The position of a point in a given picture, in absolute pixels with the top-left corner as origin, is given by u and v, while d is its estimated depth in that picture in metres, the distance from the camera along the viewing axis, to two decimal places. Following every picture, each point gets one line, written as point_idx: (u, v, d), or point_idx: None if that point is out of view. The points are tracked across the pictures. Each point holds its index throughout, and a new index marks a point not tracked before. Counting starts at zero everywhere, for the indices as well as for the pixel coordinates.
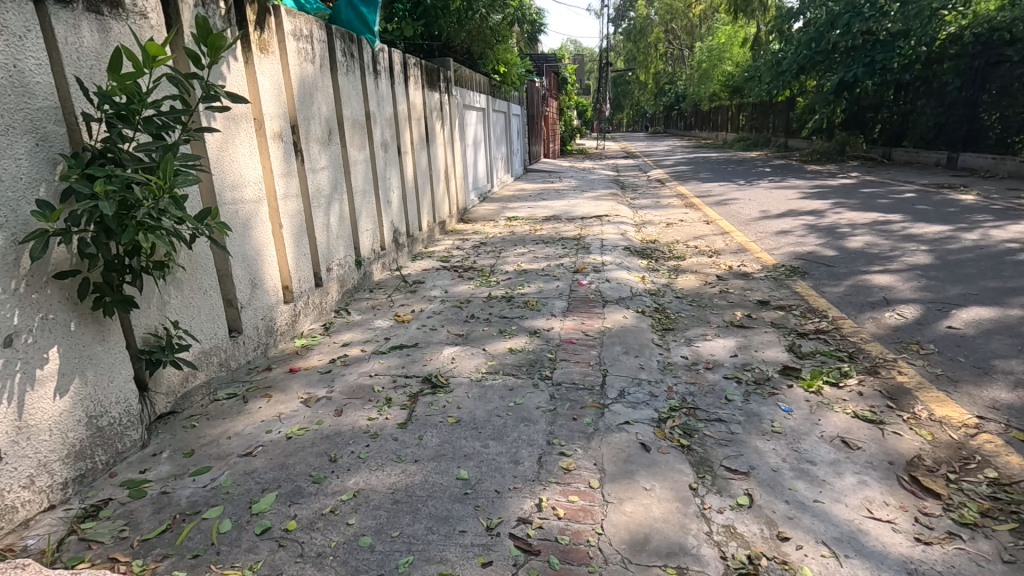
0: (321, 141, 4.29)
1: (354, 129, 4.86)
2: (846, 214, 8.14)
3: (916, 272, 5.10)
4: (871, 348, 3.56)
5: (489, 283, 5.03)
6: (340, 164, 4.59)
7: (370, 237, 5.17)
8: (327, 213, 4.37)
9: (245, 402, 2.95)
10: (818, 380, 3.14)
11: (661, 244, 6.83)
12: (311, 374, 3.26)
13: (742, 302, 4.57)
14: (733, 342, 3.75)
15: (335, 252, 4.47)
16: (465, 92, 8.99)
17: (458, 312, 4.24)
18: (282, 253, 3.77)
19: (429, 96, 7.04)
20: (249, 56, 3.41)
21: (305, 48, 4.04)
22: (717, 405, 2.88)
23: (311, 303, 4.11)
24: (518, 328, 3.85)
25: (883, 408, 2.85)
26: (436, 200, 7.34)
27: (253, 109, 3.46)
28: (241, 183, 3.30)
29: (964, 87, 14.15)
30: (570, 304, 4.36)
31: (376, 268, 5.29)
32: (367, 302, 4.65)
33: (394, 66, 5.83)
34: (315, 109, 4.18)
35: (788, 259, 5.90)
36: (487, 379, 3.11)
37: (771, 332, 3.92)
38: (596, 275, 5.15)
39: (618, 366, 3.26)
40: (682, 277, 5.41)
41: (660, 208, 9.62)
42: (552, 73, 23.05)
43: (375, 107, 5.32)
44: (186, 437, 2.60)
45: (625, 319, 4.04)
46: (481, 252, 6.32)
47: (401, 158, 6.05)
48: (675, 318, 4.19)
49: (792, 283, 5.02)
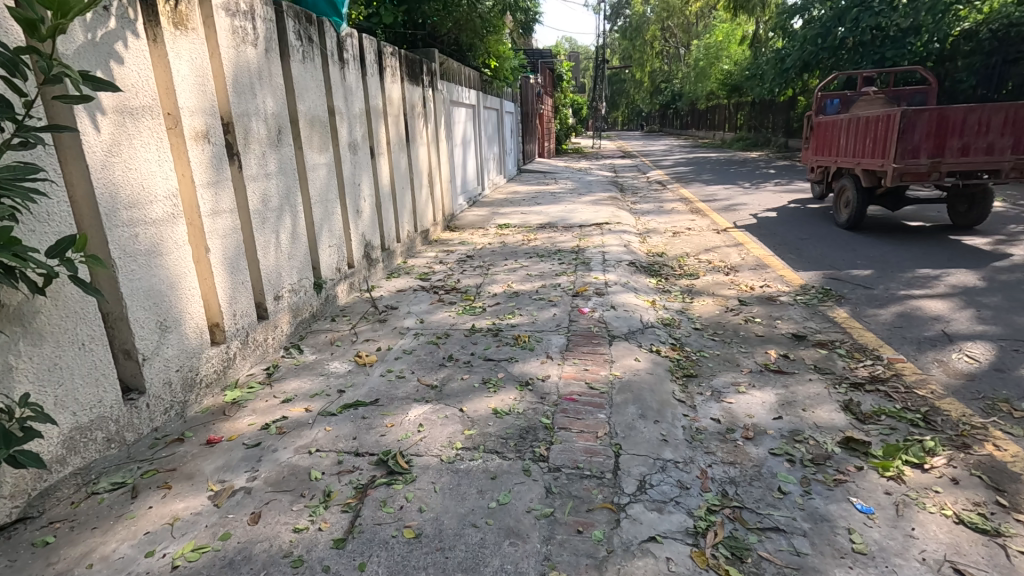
0: (267, 141, 3.51)
1: (314, 127, 4.09)
2: (870, 223, 7.44)
3: (971, 298, 4.40)
4: (948, 407, 2.83)
5: (474, 309, 4.27)
6: (294, 169, 3.83)
7: (333, 254, 4.42)
8: (275, 229, 3.60)
9: (134, 495, 2.19)
10: (895, 460, 2.41)
11: (669, 258, 6.10)
12: (232, 448, 2.50)
13: (774, 337, 3.84)
14: (773, 396, 3.02)
15: (285, 276, 3.71)
16: (452, 87, 8.21)
17: (433, 352, 3.48)
18: (209, 284, 2.99)
19: (410, 91, 6.28)
20: (157, 33, 2.64)
21: (243, 27, 3.26)
22: (770, 503, 2.15)
23: (252, 342, 3.34)
24: (505, 377, 3.10)
25: (993, 508, 2.12)
26: (418, 207, 6.57)
27: (163, 102, 2.69)
28: (143, 197, 2.53)
29: (980, 85, 13.48)
30: (570, 341, 3.62)
31: (342, 290, 4.54)
32: (326, 335, 3.88)
33: (366, 55, 5.06)
34: (257, 102, 3.40)
35: (816, 278, 5.19)
36: (462, 459, 2.36)
37: (817, 381, 3.18)
38: (599, 300, 4.40)
39: (634, 438, 2.52)
40: (698, 302, 4.67)
41: (665, 215, 8.88)
42: (547, 69, 22.24)
43: (341, 101, 4.55)
44: (29, 564, 1.85)
45: (636, 363, 3.30)
46: (467, 268, 5.56)
47: (375, 161, 5.28)
48: (697, 361, 3.45)
49: (827, 311, 4.30)
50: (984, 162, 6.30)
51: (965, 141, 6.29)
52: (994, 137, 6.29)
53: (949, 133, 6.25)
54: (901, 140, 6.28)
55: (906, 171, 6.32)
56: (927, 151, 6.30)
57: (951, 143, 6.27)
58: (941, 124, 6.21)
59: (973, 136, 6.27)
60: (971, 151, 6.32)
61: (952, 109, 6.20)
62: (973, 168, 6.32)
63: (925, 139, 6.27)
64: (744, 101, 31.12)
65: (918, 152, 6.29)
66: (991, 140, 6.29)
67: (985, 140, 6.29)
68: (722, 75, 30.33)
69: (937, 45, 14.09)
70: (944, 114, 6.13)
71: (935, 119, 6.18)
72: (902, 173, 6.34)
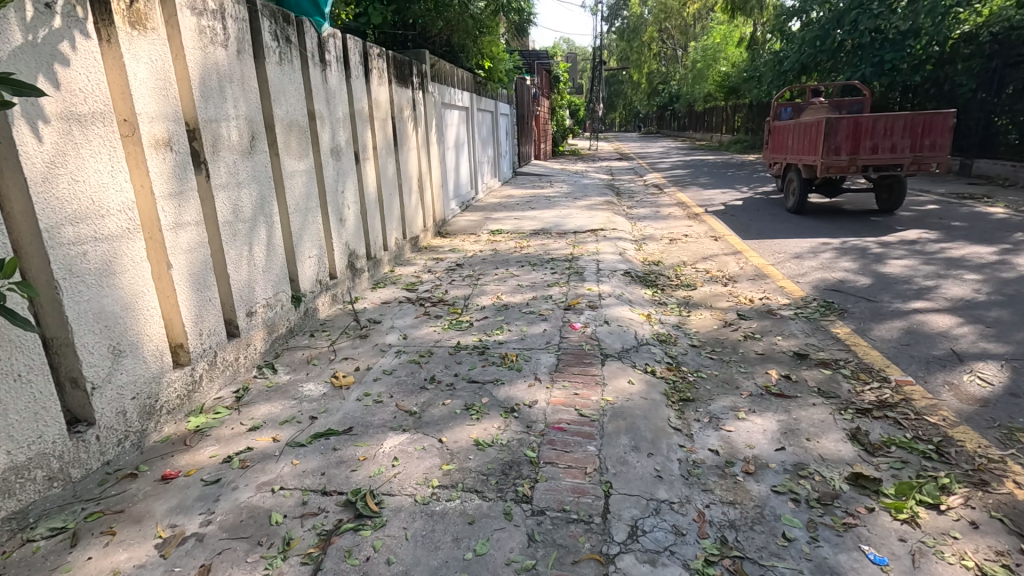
0: (238, 148, 3.31)
1: (292, 132, 3.90)
2: (871, 231, 7.27)
3: (979, 312, 4.23)
4: (962, 437, 2.65)
5: (460, 324, 4.08)
6: (270, 177, 3.63)
7: (314, 266, 4.22)
8: (248, 241, 3.40)
9: (73, 543, 1.99)
10: (908, 501, 2.22)
11: (665, 267, 5.92)
12: (188, 485, 2.29)
13: (774, 355, 3.65)
14: (775, 423, 2.83)
15: (259, 291, 3.51)
16: (444, 89, 8.01)
17: (415, 372, 3.29)
18: (171, 302, 2.79)
19: (399, 94, 6.09)
20: (112, 32, 2.43)
21: (211, 27, 3.06)
22: (773, 552, 1.95)
23: (221, 362, 3.14)
24: (489, 402, 2.91)
25: (1018, 558, 1.94)
26: (408, 212, 6.38)
27: (119, 108, 2.49)
28: (93, 212, 2.33)
29: (980, 89, 13.37)
30: (560, 360, 3.43)
31: (323, 303, 4.34)
32: (303, 352, 3.68)
33: (350, 56, 4.87)
34: (228, 107, 3.20)
35: (817, 290, 5.01)
36: (437, 500, 2.17)
37: (821, 406, 2.99)
38: (591, 314, 4.21)
39: (626, 474, 2.32)
40: (696, 315, 4.48)
41: (661, 220, 8.70)
42: (543, 70, 22.04)
43: (323, 105, 4.35)
44: None
45: (630, 385, 3.11)
46: (457, 278, 5.35)
47: (360, 167, 5.09)
48: (694, 382, 3.26)
49: (830, 326, 4.11)
50: (894, 157, 7.74)
51: (876, 141, 7.79)
52: (900, 138, 7.76)
53: (863, 136, 7.77)
54: (828, 140, 7.85)
55: (831, 166, 7.91)
56: (846, 150, 7.87)
57: (864, 143, 7.81)
58: (855, 129, 7.78)
59: (885, 136, 7.72)
60: (881, 150, 7.80)
61: (865, 117, 7.75)
62: (886, 163, 7.76)
63: (845, 139, 7.81)
64: (742, 103, 31.04)
65: (837, 151, 7.87)
66: (895, 141, 7.78)
67: (889, 141, 7.78)
68: (720, 76, 30.22)
69: (936, 48, 13.91)
70: (858, 121, 7.67)
71: (850, 125, 7.72)
72: (827, 167, 7.95)
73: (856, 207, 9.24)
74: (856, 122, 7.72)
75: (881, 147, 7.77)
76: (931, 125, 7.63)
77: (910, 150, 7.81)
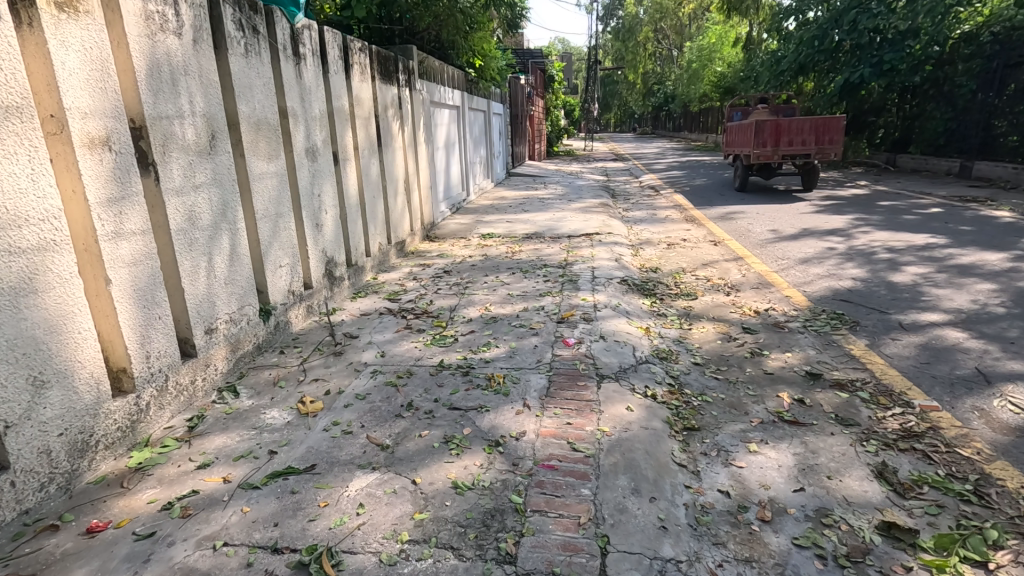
0: (196, 148, 2.99)
1: (261, 131, 3.58)
2: (876, 236, 7.01)
3: (1001, 326, 3.95)
4: (1002, 476, 2.36)
5: (444, 339, 3.77)
6: (234, 179, 3.31)
7: (286, 275, 3.89)
8: (207, 251, 3.08)
9: None
10: (951, 557, 1.92)
11: (664, 274, 5.63)
12: (116, 540, 1.97)
13: (784, 375, 3.36)
14: (790, 457, 2.53)
15: (221, 306, 3.19)
16: (432, 86, 7.69)
17: (391, 396, 2.98)
18: (111, 322, 2.47)
19: (383, 91, 5.77)
20: (34, 15, 2.11)
21: (162, 12, 2.73)
22: None
23: (173, 387, 2.82)
24: (472, 433, 2.60)
25: None
26: (393, 215, 6.06)
27: (44, 103, 2.17)
28: (9, 222, 2.01)
29: (979, 90, 13.20)
30: (551, 381, 3.12)
31: (296, 316, 4.02)
32: (270, 371, 3.36)
33: (328, 49, 4.54)
34: (182, 102, 2.87)
35: (825, 300, 4.73)
36: (407, 561, 1.86)
37: (840, 435, 2.70)
38: (586, 328, 3.91)
39: (626, 524, 2.02)
40: (697, 328, 4.18)
41: (658, 223, 8.41)
42: (537, 69, 21.74)
43: (296, 101, 4.03)
44: None
45: (628, 412, 2.80)
46: (444, 286, 5.04)
47: (340, 168, 4.76)
48: (699, 408, 2.96)
49: (843, 340, 3.83)
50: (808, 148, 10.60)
51: (792, 137, 10.72)
52: (808, 134, 10.65)
53: (782, 133, 10.73)
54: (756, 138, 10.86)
55: (761, 157, 10.91)
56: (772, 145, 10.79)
57: (783, 139, 10.73)
58: (778, 129, 10.72)
59: (796, 132, 10.60)
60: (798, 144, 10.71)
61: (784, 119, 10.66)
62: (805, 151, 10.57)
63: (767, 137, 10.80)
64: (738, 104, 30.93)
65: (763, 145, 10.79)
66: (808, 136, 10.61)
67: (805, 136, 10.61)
68: (715, 76, 30.05)
69: (935, 48, 13.81)
70: (777, 123, 10.59)
71: (772, 126, 10.68)
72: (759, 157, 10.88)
73: (858, 211, 9.00)
74: (776, 123, 10.64)
75: (794, 141, 10.68)
76: (831, 123, 10.41)
77: (813, 143, 10.71)
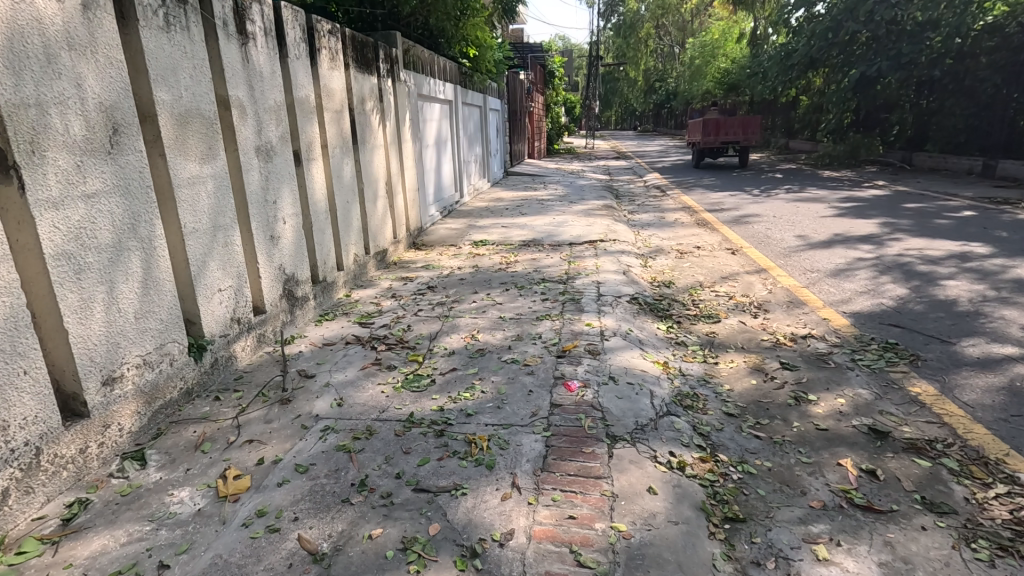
0: (88, 146, 2.30)
1: (190, 125, 2.88)
2: (911, 243, 6.33)
3: None
4: None
5: (420, 379, 3.10)
6: (149, 185, 2.62)
7: (229, 299, 3.20)
8: (107, 277, 2.39)
9: None
10: None
11: (678, 289, 4.96)
12: None
13: (842, 432, 2.67)
14: (876, 572, 1.83)
15: (131, 347, 2.51)
16: (419, 78, 6.99)
17: (342, 470, 2.29)
18: None
19: (359, 80, 5.06)
20: None
21: None
22: None
23: (48, 463, 2.14)
24: (441, 534, 1.92)
25: None
26: (372, 220, 5.36)
27: None
28: None
29: (1003, 84, 12.58)
30: (549, 445, 2.43)
31: (242, 348, 3.33)
32: (194, 426, 2.67)
33: (287, 30, 3.83)
34: (62, 84, 2.18)
35: (870, 321, 4.05)
36: None
37: (937, 532, 2.01)
38: (592, 365, 3.22)
39: None
40: (724, 362, 3.49)
41: (668, 228, 7.74)
42: (537, 65, 21.11)
43: (243, 89, 3.33)
44: None
45: (650, 499, 2.11)
46: (427, 306, 4.35)
47: (303, 168, 4.07)
48: (741, 483, 2.28)
49: (905, 380, 3.15)
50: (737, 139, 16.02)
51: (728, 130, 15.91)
52: (738, 128, 16.06)
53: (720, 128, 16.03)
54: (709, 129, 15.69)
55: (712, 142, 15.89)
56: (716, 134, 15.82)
57: (720, 133, 16.15)
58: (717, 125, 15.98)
59: (730, 127, 15.88)
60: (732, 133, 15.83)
61: (722, 119, 15.92)
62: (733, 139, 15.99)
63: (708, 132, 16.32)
64: (742, 101, 30.33)
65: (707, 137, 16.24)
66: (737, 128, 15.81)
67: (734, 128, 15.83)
68: (720, 72, 29.37)
69: (958, 40, 13.09)
70: (716, 122, 15.90)
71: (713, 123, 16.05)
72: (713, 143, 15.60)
73: (882, 214, 8.34)
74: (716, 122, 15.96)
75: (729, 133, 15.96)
76: (750, 123, 15.73)
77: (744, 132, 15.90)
